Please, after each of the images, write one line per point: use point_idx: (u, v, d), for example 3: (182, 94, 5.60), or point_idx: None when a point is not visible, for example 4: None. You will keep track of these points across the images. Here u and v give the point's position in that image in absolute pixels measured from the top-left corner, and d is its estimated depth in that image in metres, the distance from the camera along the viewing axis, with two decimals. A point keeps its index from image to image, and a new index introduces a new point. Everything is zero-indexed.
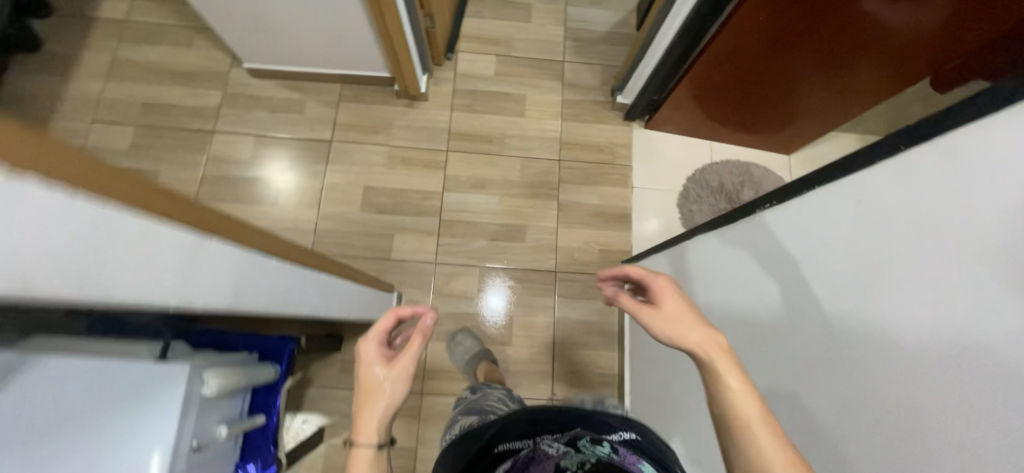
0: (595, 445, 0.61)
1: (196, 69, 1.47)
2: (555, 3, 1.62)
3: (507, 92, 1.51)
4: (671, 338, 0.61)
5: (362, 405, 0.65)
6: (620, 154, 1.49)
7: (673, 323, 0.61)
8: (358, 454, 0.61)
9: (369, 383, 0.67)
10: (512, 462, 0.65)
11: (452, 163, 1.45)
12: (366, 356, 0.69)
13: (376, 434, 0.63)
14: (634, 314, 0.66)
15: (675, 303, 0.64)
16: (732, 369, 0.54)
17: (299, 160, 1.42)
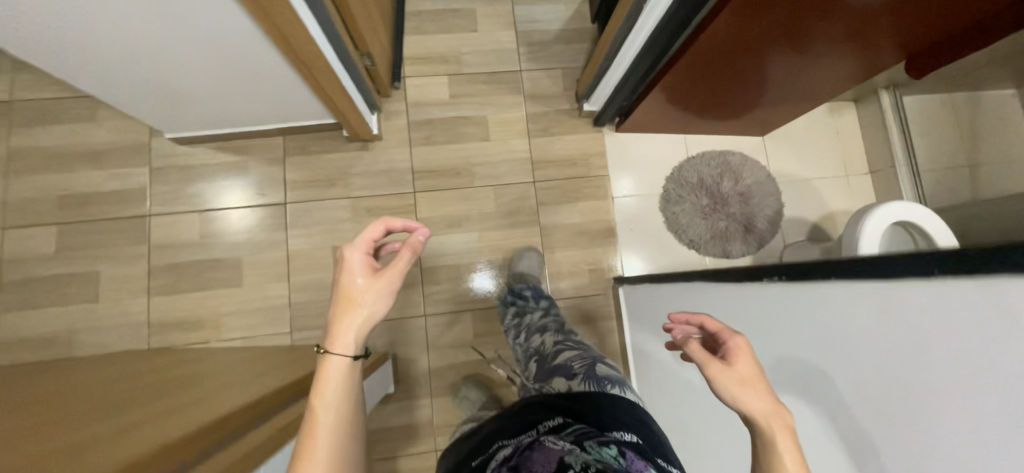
0: (601, 447, 0.56)
1: (111, 145, 1.29)
2: (500, 4, 1.48)
3: (466, 115, 1.41)
4: (736, 403, 0.57)
5: (338, 313, 0.62)
6: (594, 165, 1.42)
7: (745, 388, 0.57)
8: (331, 360, 0.59)
9: (348, 292, 0.64)
10: (511, 448, 0.60)
11: (423, 204, 1.35)
12: (349, 262, 0.65)
13: (352, 345, 0.61)
14: (699, 367, 0.60)
15: (748, 366, 0.58)
16: (794, 455, 0.52)
17: (255, 231, 1.30)
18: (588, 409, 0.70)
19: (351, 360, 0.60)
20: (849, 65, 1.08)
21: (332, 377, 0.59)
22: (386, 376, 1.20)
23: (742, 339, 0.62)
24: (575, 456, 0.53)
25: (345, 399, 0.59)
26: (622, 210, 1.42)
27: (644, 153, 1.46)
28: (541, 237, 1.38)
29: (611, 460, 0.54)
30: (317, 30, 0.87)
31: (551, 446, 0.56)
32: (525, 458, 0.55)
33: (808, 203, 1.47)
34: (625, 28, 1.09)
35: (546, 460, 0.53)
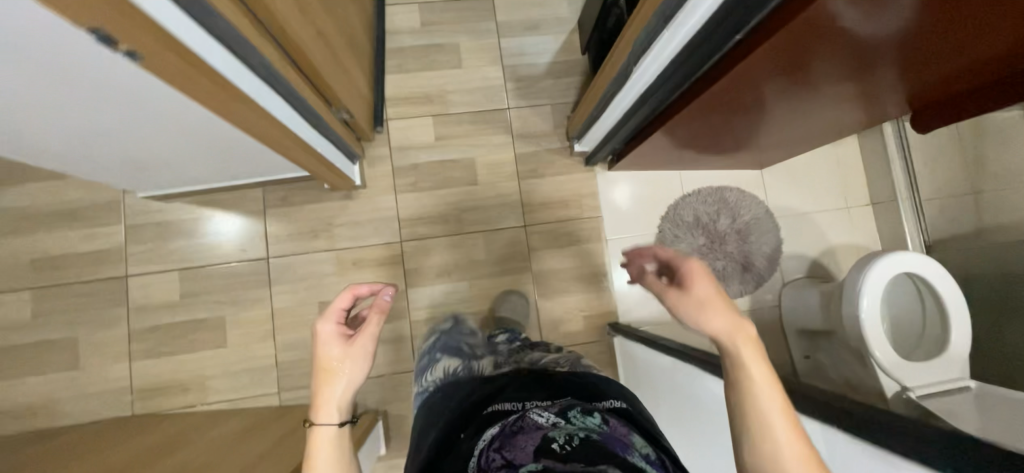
0: (586, 417, 0.61)
1: (83, 204, 1.23)
2: (485, 37, 1.41)
3: (453, 158, 1.35)
4: (695, 323, 0.61)
5: (318, 386, 0.61)
6: (587, 206, 1.38)
7: (701, 309, 0.61)
8: (317, 434, 0.59)
9: (324, 364, 0.63)
10: (501, 427, 0.62)
11: (410, 254, 1.31)
12: (322, 334, 0.64)
13: (335, 414, 0.61)
14: (658, 296, 0.65)
15: (705, 286, 0.62)
16: (759, 364, 0.56)
17: (237, 288, 1.26)
18: (575, 379, 0.75)
19: (339, 428, 0.61)
20: (851, 114, 1.02)
21: (322, 450, 0.59)
22: (377, 438, 1.17)
23: (695, 262, 0.65)
24: (559, 429, 0.56)
25: (338, 462, 0.60)
26: (617, 252, 1.37)
27: (638, 192, 1.40)
28: (534, 283, 1.34)
29: (594, 428, 0.58)
30: (282, 109, 0.82)
31: (535, 420, 0.60)
32: (509, 439, 0.57)
33: (808, 239, 1.43)
34: (617, 79, 1.03)
35: (528, 441, 0.54)
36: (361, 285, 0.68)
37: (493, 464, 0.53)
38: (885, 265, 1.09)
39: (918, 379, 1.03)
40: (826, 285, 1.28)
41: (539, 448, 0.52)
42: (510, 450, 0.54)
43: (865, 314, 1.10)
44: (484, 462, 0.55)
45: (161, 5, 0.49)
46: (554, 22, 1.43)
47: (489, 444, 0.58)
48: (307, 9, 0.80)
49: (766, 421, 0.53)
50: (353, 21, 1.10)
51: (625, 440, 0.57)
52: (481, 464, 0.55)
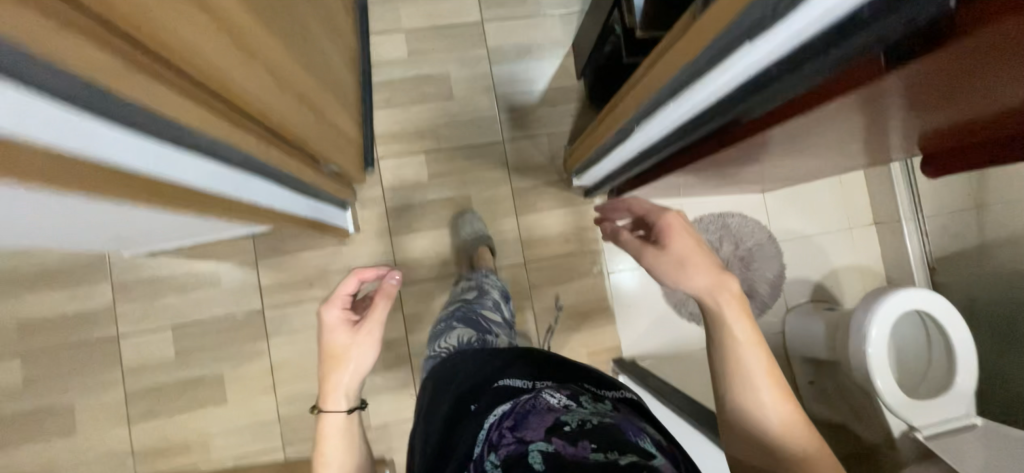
0: (594, 403, 0.64)
1: (65, 264, 1.18)
2: (476, 65, 1.34)
3: (448, 197, 1.32)
4: (675, 281, 0.71)
5: (326, 374, 0.68)
6: (587, 240, 1.35)
7: (680, 267, 0.70)
8: (326, 417, 0.68)
9: (332, 350, 0.68)
10: (512, 405, 0.64)
11: (409, 298, 1.29)
12: (330, 321, 0.69)
13: (342, 401, 0.68)
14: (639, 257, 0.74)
15: (683, 241, 0.72)
16: (735, 313, 0.67)
17: (234, 342, 1.23)
18: (582, 371, 0.77)
19: (345, 414, 0.69)
20: (862, 153, 0.96)
21: (332, 430, 0.69)
22: None
23: (675, 220, 0.74)
24: (570, 411, 0.60)
25: (346, 443, 0.70)
26: (619, 285, 1.35)
27: None
28: (536, 322, 1.32)
29: (606, 413, 0.61)
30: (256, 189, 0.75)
31: (547, 400, 0.63)
32: (522, 417, 0.60)
33: (810, 262, 1.42)
34: (613, 142, 0.93)
35: (541, 420, 0.59)
36: (366, 269, 0.71)
37: (505, 440, 0.58)
38: (897, 303, 1.08)
39: (927, 418, 1.04)
40: (830, 314, 1.27)
41: (550, 426, 0.57)
42: (522, 428, 0.58)
43: (872, 350, 1.09)
44: (496, 439, 0.59)
45: (101, 141, 0.44)
46: (547, 45, 1.36)
47: (500, 418, 0.62)
48: (288, 83, 0.74)
49: (742, 362, 0.65)
50: (336, 67, 1.03)
51: (637, 424, 0.59)
52: (492, 439, 0.59)
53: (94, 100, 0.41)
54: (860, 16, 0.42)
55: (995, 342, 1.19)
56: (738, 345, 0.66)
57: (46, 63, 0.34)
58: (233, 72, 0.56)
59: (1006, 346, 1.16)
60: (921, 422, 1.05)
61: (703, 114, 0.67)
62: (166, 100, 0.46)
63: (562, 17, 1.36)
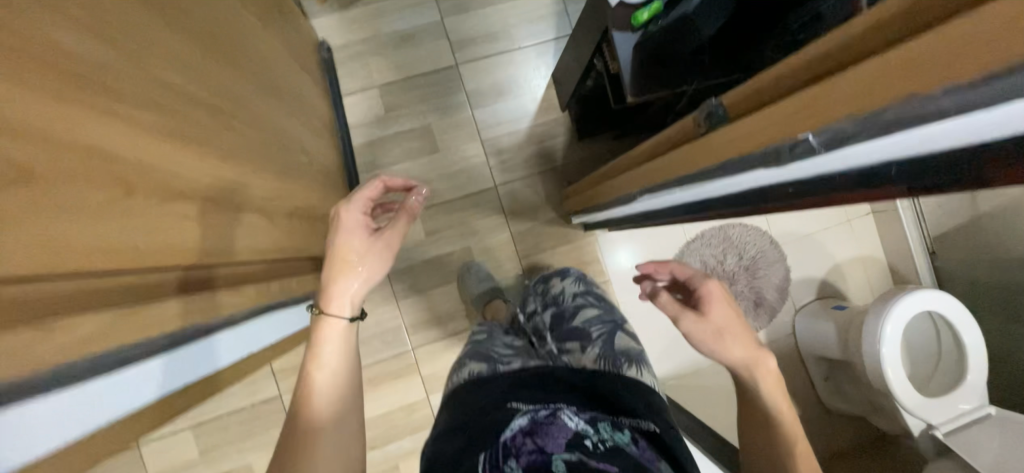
0: (615, 431, 0.61)
1: None
2: (457, 112, 1.30)
3: (448, 252, 1.29)
4: (712, 351, 0.65)
5: (336, 273, 0.60)
6: (593, 273, 1.34)
7: (717, 338, 0.65)
8: (327, 321, 0.58)
9: (344, 252, 0.61)
10: (529, 418, 0.62)
11: (425, 360, 1.28)
12: (347, 222, 0.63)
13: (349, 306, 0.59)
14: (675, 320, 0.67)
15: (723, 313, 0.66)
16: (775, 392, 0.63)
17: (256, 431, 1.22)
18: (600, 389, 0.72)
19: (348, 322, 0.59)
20: None
21: (329, 340, 0.58)
22: None
23: (713, 286, 0.68)
24: (592, 434, 0.59)
25: (345, 361, 0.58)
26: (631, 313, 1.35)
27: (641, 248, 1.36)
28: None
29: (624, 442, 0.60)
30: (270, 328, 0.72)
31: (567, 422, 0.61)
32: (541, 427, 0.60)
33: (814, 261, 1.42)
34: (613, 202, 0.91)
35: (560, 430, 0.59)
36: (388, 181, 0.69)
37: (524, 449, 0.57)
38: (907, 306, 1.10)
39: (942, 416, 1.08)
40: (838, 314, 1.28)
41: (573, 443, 0.57)
42: (542, 436, 0.59)
43: (885, 349, 1.10)
44: (512, 442, 0.59)
45: (123, 395, 0.42)
46: (526, 81, 1.32)
47: (521, 427, 0.61)
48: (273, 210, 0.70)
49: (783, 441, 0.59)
50: (313, 153, 0.99)
51: (652, 458, 0.59)
52: (511, 445, 0.58)
53: (94, 362, 0.38)
54: (888, 173, 0.37)
55: (1002, 325, 1.21)
56: (777, 421, 0.61)
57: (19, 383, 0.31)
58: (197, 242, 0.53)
59: (1010, 327, 1.19)
60: (938, 420, 1.08)
61: (708, 203, 0.64)
62: (144, 313, 0.43)
63: (537, 47, 1.33)
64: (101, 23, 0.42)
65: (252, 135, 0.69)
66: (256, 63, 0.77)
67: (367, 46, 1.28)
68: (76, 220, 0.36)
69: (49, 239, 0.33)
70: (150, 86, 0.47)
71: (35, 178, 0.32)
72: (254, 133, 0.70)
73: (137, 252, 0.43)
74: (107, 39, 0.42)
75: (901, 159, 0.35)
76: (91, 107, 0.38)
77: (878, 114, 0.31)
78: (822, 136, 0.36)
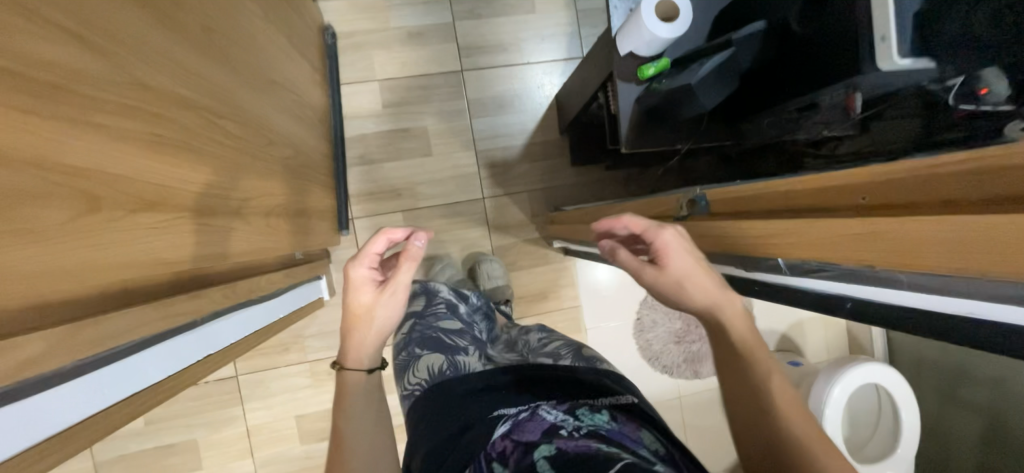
0: (594, 413, 0.54)
1: None
2: (455, 118, 1.29)
3: (427, 256, 1.29)
4: (678, 303, 0.54)
5: (351, 332, 0.64)
6: (565, 296, 1.36)
7: (680, 290, 0.52)
8: (347, 375, 0.63)
9: (354, 309, 0.64)
10: (512, 424, 0.53)
11: None
12: (356, 280, 0.64)
13: (367, 359, 0.64)
14: (635, 275, 0.56)
15: (682, 261, 0.52)
16: (745, 331, 0.52)
17: (208, 408, 1.20)
18: (565, 375, 0.61)
19: (366, 373, 0.64)
20: None
21: (350, 391, 0.63)
22: None
23: (669, 233, 0.53)
24: (569, 421, 0.52)
25: (370, 393, 0.63)
26: (595, 341, 1.37)
27: (616, 278, 1.38)
28: None
29: (603, 425, 0.52)
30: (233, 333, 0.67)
31: (544, 416, 0.53)
32: (520, 426, 0.53)
33: (778, 315, 1.46)
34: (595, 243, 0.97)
35: (537, 425, 0.52)
36: (395, 229, 0.67)
37: (511, 456, 0.50)
38: (856, 375, 1.14)
39: None
40: (793, 370, 1.32)
41: (550, 431, 0.50)
42: (518, 433, 0.52)
43: (830, 410, 1.15)
44: (495, 449, 0.51)
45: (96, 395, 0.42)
46: (529, 98, 1.32)
47: (501, 435, 0.52)
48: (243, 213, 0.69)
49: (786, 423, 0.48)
50: (300, 144, 0.97)
51: (634, 435, 0.51)
52: (490, 450, 0.51)
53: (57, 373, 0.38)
54: (841, 303, 0.40)
55: (938, 401, 1.27)
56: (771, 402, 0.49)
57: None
58: (176, 249, 0.53)
59: (946, 408, 1.25)
60: None
61: None
62: (116, 322, 0.43)
63: (545, 66, 1.32)
64: (87, 28, 0.40)
65: (237, 132, 0.67)
66: (252, 55, 0.75)
67: (371, 37, 1.25)
68: (39, 240, 0.35)
69: (13, 264, 0.33)
70: (134, 90, 0.46)
71: None
72: (239, 130, 0.69)
73: (111, 265, 0.42)
74: (92, 46, 0.41)
75: (851, 296, 0.39)
76: (68, 120, 0.38)
77: (840, 264, 0.34)
78: (789, 261, 0.39)
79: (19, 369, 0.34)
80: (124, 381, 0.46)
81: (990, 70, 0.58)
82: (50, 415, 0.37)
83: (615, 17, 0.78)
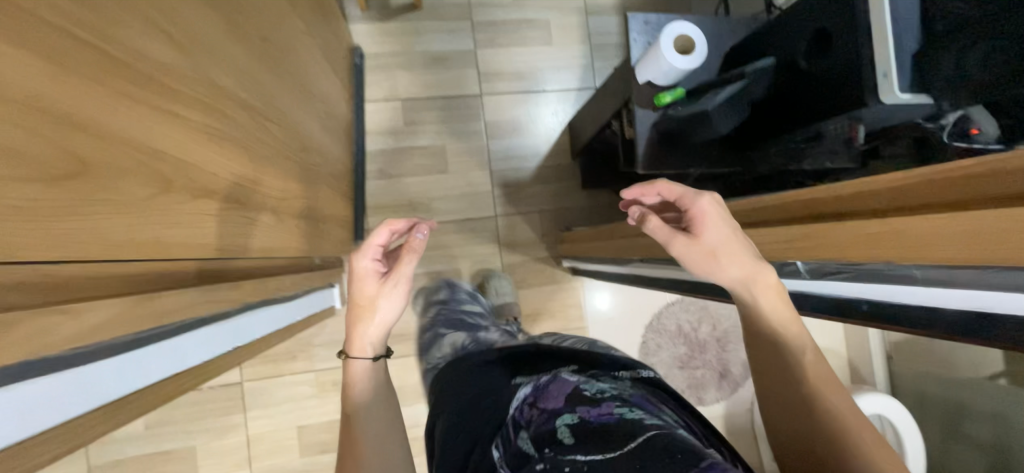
0: (616, 381, 0.54)
1: None
2: (473, 138, 1.34)
3: (438, 270, 1.31)
4: (708, 275, 0.56)
5: (354, 321, 0.65)
6: (572, 316, 1.37)
7: (715, 261, 0.54)
8: (353, 364, 0.65)
9: (360, 300, 0.66)
10: (531, 386, 0.55)
11: (394, 373, 1.27)
12: (361, 271, 0.67)
13: (369, 348, 0.65)
14: (664, 246, 0.58)
15: (715, 232, 0.54)
16: (778, 304, 0.53)
17: (209, 415, 1.19)
18: (582, 351, 0.63)
19: (371, 362, 0.65)
20: None
21: (357, 379, 0.64)
22: None
23: (705, 201, 0.56)
24: (591, 386, 0.52)
25: (377, 389, 0.65)
26: None
27: (621, 300, 1.40)
28: None
29: (626, 390, 0.52)
30: (264, 321, 0.71)
31: (567, 379, 0.54)
32: (543, 390, 0.53)
33: None
34: (609, 258, 1.02)
35: (561, 388, 0.52)
36: (398, 221, 0.71)
37: (533, 415, 0.51)
38: (858, 407, 1.15)
39: None
40: None
41: (574, 398, 0.50)
42: (544, 400, 0.52)
43: None
44: (520, 416, 0.52)
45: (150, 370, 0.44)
46: (544, 123, 1.38)
47: (523, 398, 0.54)
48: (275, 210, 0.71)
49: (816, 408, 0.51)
50: (327, 154, 1.01)
51: (658, 403, 0.52)
52: (520, 418, 0.52)
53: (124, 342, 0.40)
54: (858, 305, 0.46)
55: (944, 438, 1.27)
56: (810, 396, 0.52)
57: (62, 354, 0.33)
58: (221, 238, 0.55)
59: (951, 445, 1.25)
60: None
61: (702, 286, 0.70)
62: (169, 299, 0.45)
63: (559, 93, 1.39)
64: (174, 28, 0.45)
65: (278, 135, 0.71)
66: (295, 66, 0.80)
67: (396, 59, 1.32)
68: (122, 212, 0.38)
69: (100, 231, 0.36)
70: (204, 86, 0.50)
71: (91, 172, 0.34)
72: (280, 133, 0.73)
73: (170, 244, 0.45)
74: (176, 43, 0.45)
75: (867, 299, 0.45)
76: (153, 107, 0.41)
77: (858, 264, 0.40)
78: (809, 264, 0.45)
79: (89, 333, 0.35)
80: (174, 361, 0.47)
81: (979, 110, 0.61)
82: (116, 378, 0.39)
83: (634, 49, 0.84)
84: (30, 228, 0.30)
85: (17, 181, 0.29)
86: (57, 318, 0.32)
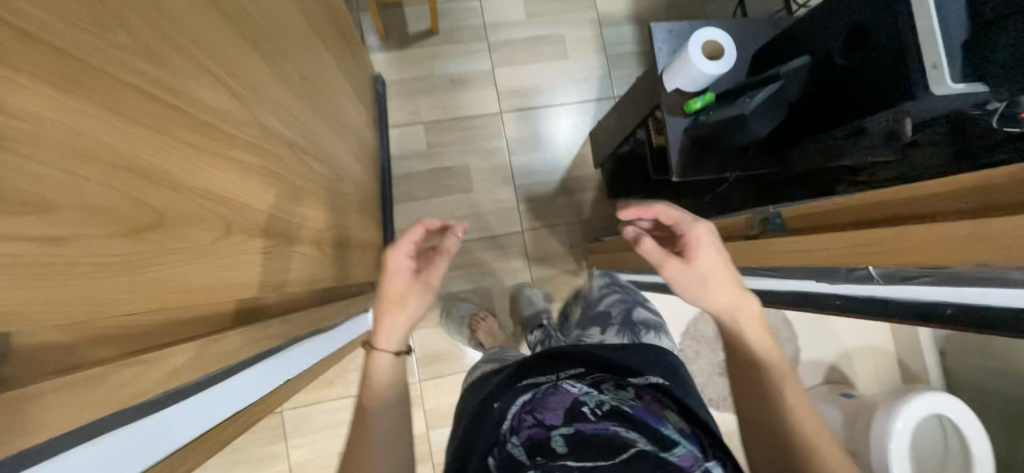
0: (619, 390, 0.58)
1: None
2: (495, 156, 1.35)
3: (468, 289, 1.31)
4: (695, 299, 0.62)
5: (383, 312, 0.66)
6: None
7: (702, 286, 0.61)
8: (377, 358, 0.64)
9: (390, 295, 0.66)
10: (531, 394, 0.58)
11: (431, 395, 1.25)
12: (394, 267, 0.66)
13: (395, 341, 0.65)
14: (659, 266, 0.64)
15: (707, 260, 0.61)
16: (757, 333, 0.61)
17: (253, 445, 1.20)
18: (597, 354, 0.64)
19: (393, 356, 0.64)
20: None
21: (380, 372, 0.63)
22: None
23: (701, 228, 0.62)
24: (591, 398, 0.56)
25: (394, 383, 0.63)
26: None
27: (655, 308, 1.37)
28: None
29: (626, 401, 0.56)
30: (319, 346, 0.74)
31: (568, 389, 0.57)
32: (542, 399, 0.57)
33: (824, 346, 1.42)
34: (646, 268, 1.00)
35: (560, 401, 0.55)
36: (433, 220, 0.70)
37: (525, 423, 0.54)
38: (916, 407, 1.09)
39: None
40: (847, 403, 1.27)
41: (571, 413, 0.53)
42: (541, 409, 0.55)
43: (895, 446, 1.10)
44: (516, 422, 0.54)
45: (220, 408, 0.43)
46: (565, 136, 1.38)
47: (522, 405, 0.56)
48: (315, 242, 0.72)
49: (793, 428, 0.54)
50: (357, 181, 1.03)
51: (658, 412, 0.55)
52: (511, 423, 0.54)
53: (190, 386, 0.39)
54: (942, 312, 0.44)
55: None
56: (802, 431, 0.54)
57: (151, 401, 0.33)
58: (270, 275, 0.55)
59: None
60: None
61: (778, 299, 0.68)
62: (234, 339, 0.45)
63: (578, 106, 1.40)
64: (227, 73, 0.46)
65: (316, 168, 0.73)
66: (328, 100, 0.82)
67: (416, 84, 1.35)
68: (191, 259, 0.38)
69: (173, 279, 0.36)
70: (253, 127, 0.51)
71: (164, 221, 0.35)
72: (318, 166, 0.74)
73: (228, 284, 0.45)
74: (230, 89, 0.46)
75: (953, 303, 0.43)
76: (213, 152, 0.42)
77: (943, 270, 0.38)
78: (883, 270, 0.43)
79: (167, 379, 0.35)
80: (235, 397, 0.47)
81: None
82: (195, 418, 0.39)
83: (660, 57, 0.84)
84: (117, 282, 0.30)
85: (106, 237, 0.29)
86: (140, 369, 0.32)
